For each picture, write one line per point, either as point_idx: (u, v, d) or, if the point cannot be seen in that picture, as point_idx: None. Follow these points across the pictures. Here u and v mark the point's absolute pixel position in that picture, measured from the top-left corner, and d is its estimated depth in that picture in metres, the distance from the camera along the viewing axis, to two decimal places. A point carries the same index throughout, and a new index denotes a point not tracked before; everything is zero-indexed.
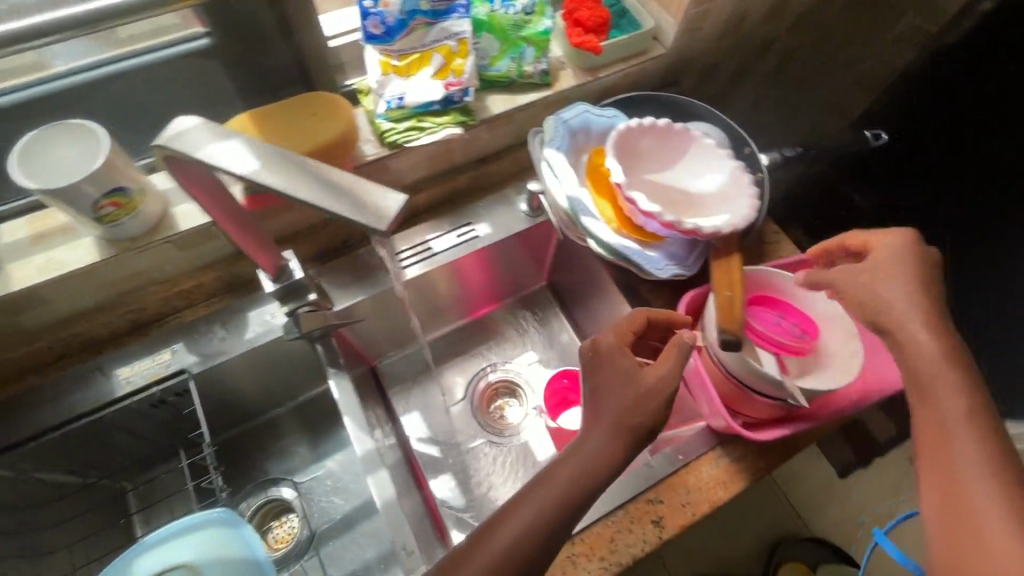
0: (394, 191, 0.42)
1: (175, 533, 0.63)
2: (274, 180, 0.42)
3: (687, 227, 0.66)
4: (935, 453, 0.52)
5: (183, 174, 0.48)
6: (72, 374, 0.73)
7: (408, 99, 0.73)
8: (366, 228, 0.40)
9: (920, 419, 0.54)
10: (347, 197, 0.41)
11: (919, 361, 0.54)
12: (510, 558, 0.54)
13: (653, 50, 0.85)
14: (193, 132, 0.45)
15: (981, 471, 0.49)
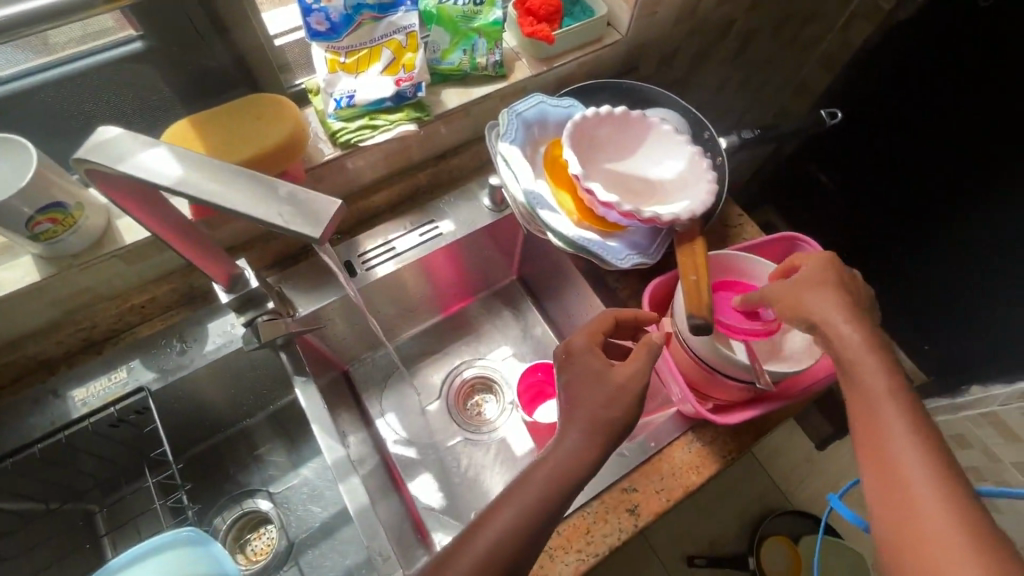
0: (330, 197, 0.41)
1: (139, 555, 0.60)
2: (192, 188, 0.41)
3: (647, 215, 0.65)
4: (869, 443, 0.51)
5: (113, 188, 0.46)
6: (21, 399, 0.69)
7: (358, 97, 0.71)
8: (305, 235, 0.39)
9: (853, 409, 0.53)
10: (282, 203, 0.40)
11: (845, 351, 0.54)
12: (486, 562, 0.52)
13: (609, 36, 0.85)
14: (114, 142, 0.43)
15: (912, 455, 0.48)
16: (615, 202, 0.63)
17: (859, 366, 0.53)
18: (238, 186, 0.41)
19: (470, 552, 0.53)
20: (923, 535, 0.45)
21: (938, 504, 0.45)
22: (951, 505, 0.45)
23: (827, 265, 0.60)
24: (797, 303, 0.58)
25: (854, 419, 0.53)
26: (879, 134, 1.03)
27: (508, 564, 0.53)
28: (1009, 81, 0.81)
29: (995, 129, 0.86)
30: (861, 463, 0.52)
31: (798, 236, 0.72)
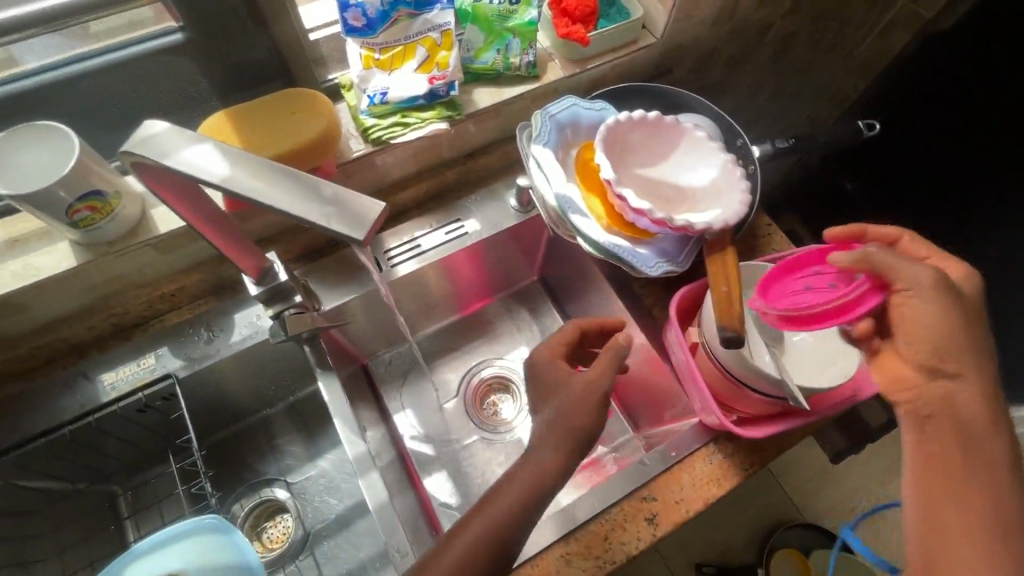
0: (373, 199, 0.41)
1: (162, 542, 0.61)
2: (243, 188, 0.41)
3: (680, 224, 0.64)
4: (951, 481, 0.53)
5: (153, 180, 0.47)
6: (52, 381, 0.71)
7: (392, 94, 0.71)
8: (346, 236, 0.39)
9: (935, 447, 0.55)
10: (323, 202, 0.40)
11: (959, 400, 0.55)
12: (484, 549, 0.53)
13: (643, 39, 0.84)
14: (166, 136, 0.44)
15: (1001, 505, 0.51)
16: (648, 210, 0.62)
17: (968, 416, 0.55)
18: (286, 185, 0.42)
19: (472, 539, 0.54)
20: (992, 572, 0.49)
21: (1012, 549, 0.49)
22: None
23: (956, 267, 0.60)
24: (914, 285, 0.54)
25: (936, 456, 0.55)
26: (910, 144, 1.01)
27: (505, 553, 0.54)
28: (1008, 81, 0.85)
29: (996, 129, 0.89)
30: (928, 493, 0.54)
31: None
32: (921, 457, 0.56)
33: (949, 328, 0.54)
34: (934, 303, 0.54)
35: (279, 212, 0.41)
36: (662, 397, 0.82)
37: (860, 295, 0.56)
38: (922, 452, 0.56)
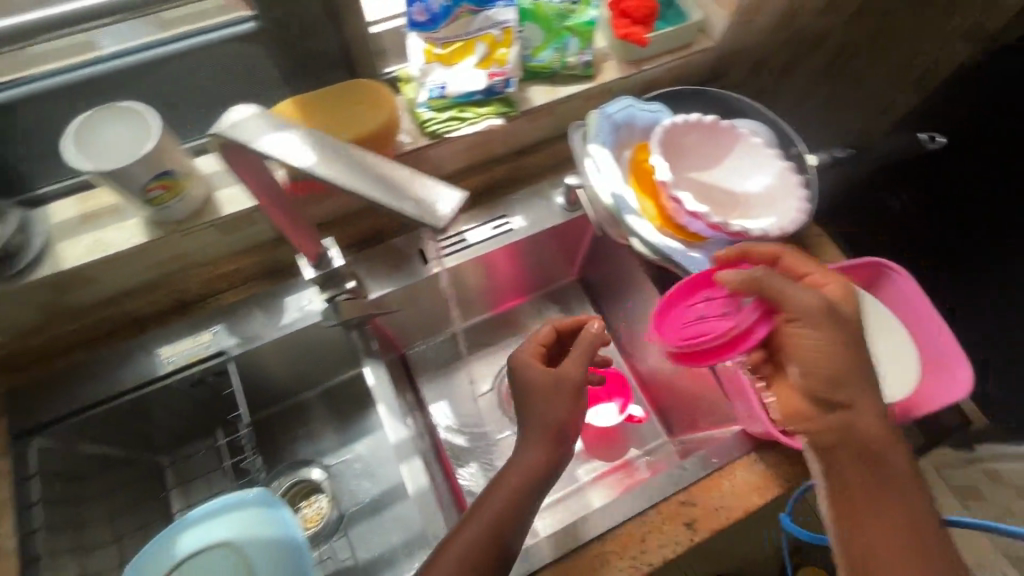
0: (454, 187, 0.41)
1: (210, 513, 0.62)
2: (332, 171, 0.41)
3: (735, 229, 0.64)
4: (867, 516, 0.54)
5: (236, 162, 0.48)
6: (113, 352, 0.74)
7: (450, 89, 0.72)
8: (428, 223, 0.39)
9: (843, 481, 0.56)
10: (406, 191, 0.40)
11: (864, 439, 0.55)
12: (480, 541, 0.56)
13: (700, 42, 0.83)
14: (256, 120, 0.44)
15: (917, 531, 0.53)
16: (705, 213, 0.62)
17: (877, 444, 0.55)
18: (373, 171, 0.42)
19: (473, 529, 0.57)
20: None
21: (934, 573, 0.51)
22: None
23: (813, 279, 0.60)
24: (794, 309, 0.55)
25: (845, 493, 0.55)
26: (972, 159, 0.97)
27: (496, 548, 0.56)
28: None
29: None
30: (850, 533, 0.55)
31: (885, 263, 0.69)
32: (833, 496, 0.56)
33: (845, 354, 0.55)
34: (823, 330, 0.55)
35: (365, 199, 0.41)
36: (703, 406, 0.82)
37: (750, 321, 0.58)
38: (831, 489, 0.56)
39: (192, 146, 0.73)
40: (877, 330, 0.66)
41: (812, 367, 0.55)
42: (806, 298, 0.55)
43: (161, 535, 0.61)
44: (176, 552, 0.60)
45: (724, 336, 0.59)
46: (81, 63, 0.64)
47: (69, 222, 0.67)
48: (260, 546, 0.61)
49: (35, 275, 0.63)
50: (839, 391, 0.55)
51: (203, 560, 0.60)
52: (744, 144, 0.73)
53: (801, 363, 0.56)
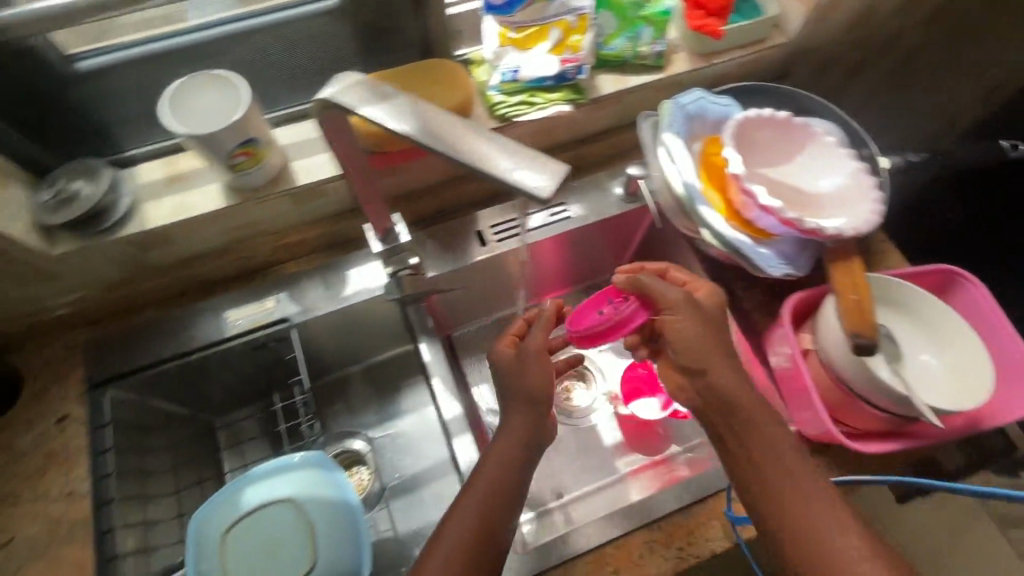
0: (557, 161, 0.41)
1: (271, 471, 0.64)
2: (437, 139, 0.42)
3: (809, 226, 0.63)
4: (784, 506, 0.52)
5: (335, 132, 0.50)
6: (184, 313, 0.77)
7: (523, 73, 0.73)
8: (535, 194, 0.39)
9: (747, 470, 0.54)
10: (512, 160, 0.41)
11: (735, 405, 0.57)
12: (476, 517, 0.56)
13: (773, 38, 0.82)
14: (363, 85, 0.46)
15: (832, 507, 0.51)
16: (778, 208, 0.62)
17: (742, 418, 0.56)
18: (476, 140, 0.42)
19: (473, 510, 0.56)
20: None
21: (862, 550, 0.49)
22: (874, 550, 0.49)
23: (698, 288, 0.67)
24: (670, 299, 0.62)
25: (753, 484, 0.54)
26: None
27: (485, 531, 0.55)
28: None
29: None
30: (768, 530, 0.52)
31: (957, 270, 0.67)
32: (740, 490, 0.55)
33: (714, 341, 0.60)
34: (690, 317, 0.61)
35: (471, 167, 0.41)
36: None
37: (630, 313, 0.66)
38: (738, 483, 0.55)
39: (274, 116, 0.74)
40: (948, 338, 0.64)
41: (684, 350, 0.59)
42: (670, 291, 0.63)
43: (227, 487, 0.64)
44: (241, 504, 0.63)
45: (608, 324, 0.67)
46: (179, 32, 0.67)
47: (155, 183, 0.70)
48: (320, 506, 0.62)
49: (122, 233, 0.66)
50: (697, 371, 0.59)
51: (266, 514, 0.62)
52: (816, 142, 0.72)
53: (675, 347, 0.60)
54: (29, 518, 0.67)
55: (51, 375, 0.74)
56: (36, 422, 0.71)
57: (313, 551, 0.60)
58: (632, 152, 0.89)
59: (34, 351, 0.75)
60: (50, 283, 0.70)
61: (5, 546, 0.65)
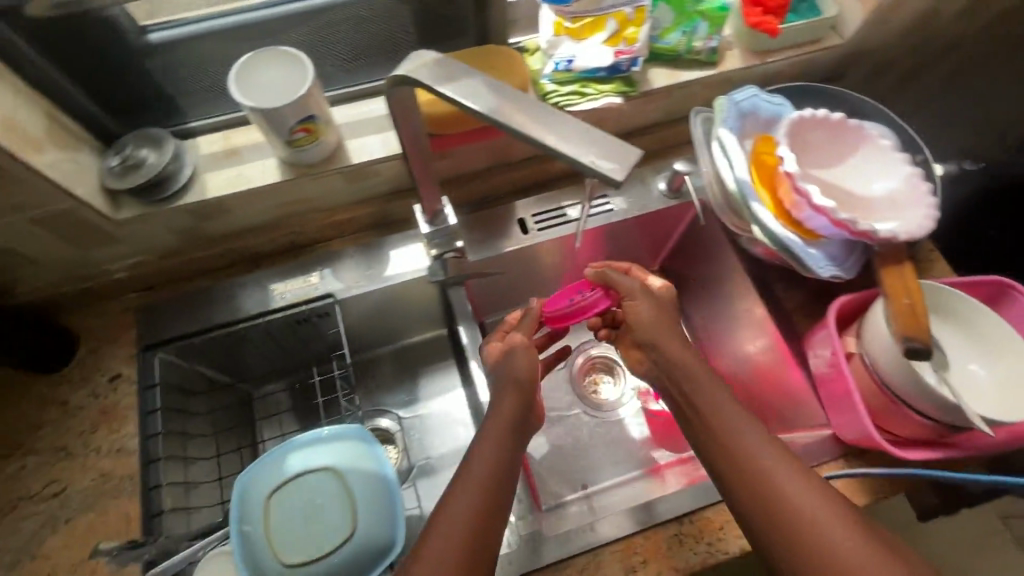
0: (631, 146, 0.41)
1: (315, 440, 0.66)
2: (513, 120, 0.43)
3: (862, 228, 0.62)
4: (746, 474, 0.54)
5: (403, 107, 0.52)
6: (231, 283, 0.79)
7: (577, 63, 0.74)
8: (609, 177, 0.40)
9: (711, 441, 0.58)
10: (585, 143, 0.41)
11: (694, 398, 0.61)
12: (472, 509, 0.54)
13: (829, 39, 0.81)
14: (436, 64, 0.47)
15: (794, 473, 0.53)
16: (832, 209, 0.61)
17: (709, 397, 0.60)
18: (550, 122, 0.43)
19: (472, 495, 0.55)
20: (827, 551, 0.49)
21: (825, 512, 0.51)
22: (836, 512, 0.51)
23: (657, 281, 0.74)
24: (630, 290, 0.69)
25: (717, 454, 0.57)
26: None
27: (478, 524, 0.53)
28: None
29: None
30: (732, 497, 0.55)
31: (1010, 282, 0.65)
32: (706, 462, 0.58)
33: (668, 323, 0.66)
34: (647, 303, 0.68)
35: (545, 148, 0.42)
36: (784, 411, 0.80)
37: (594, 301, 0.71)
38: (704, 455, 0.58)
39: (332, 95, 0.78)
40: (1000, 350, 0.63)
41: (641, 330, 0.66)
42: (631, 282, 0.69)
43: (270, 454, 0.66)
44: (285, 471, 0.65)
45: (574, 310, 0.72)
46: (247, 8, 0.69)
47: (214, 155, 0.73)
48: (360, 477, 0.64)
49: (183, 201, 0.69)
50: (650, 346, 0.65)
51: (308, 481, 0.64)
52: (869, 146, 0.71)
53: (634, 329, 0.66)
54: (80, 470, 0.69)
55: (106, 335, 0.76)
56: (90, 378, 0.74)
57: (353, 519, 0.62)
58: (677, 148, 0.89)
59: (90, 312, 0.78)
60: (110, 246, 0.72)
61: (58, 495, 0.68)
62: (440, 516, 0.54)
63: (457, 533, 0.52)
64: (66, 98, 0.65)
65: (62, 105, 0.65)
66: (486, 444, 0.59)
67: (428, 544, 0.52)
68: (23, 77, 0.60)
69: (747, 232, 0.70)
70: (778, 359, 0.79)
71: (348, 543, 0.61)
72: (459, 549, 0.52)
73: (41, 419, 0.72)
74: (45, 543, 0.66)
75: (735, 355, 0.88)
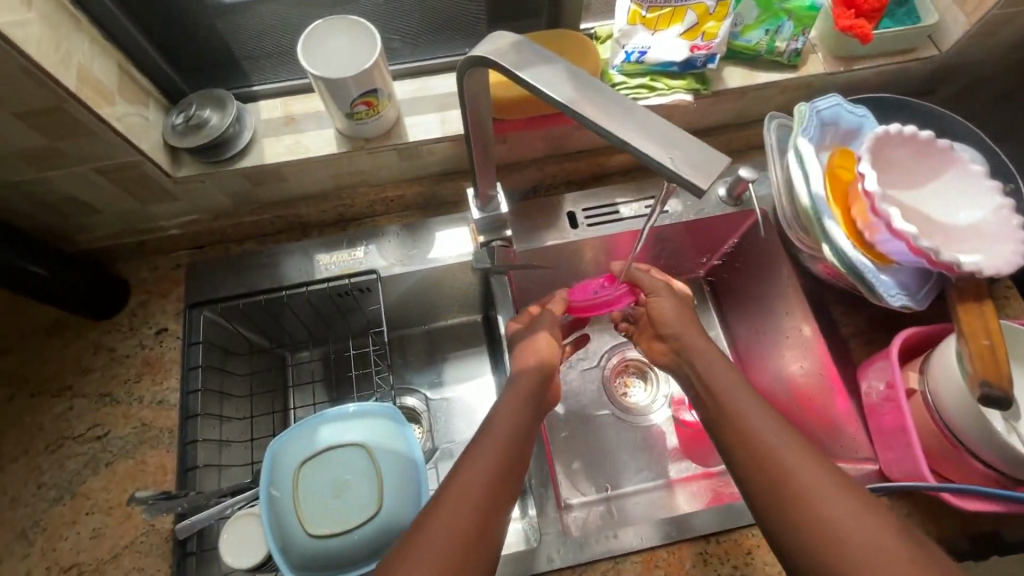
0: (716, 151, 0.39)
1: (349, 415, 0.66)
2: (591, 113, 0.41)
3: (943, 259, 0.58)
4: (762, 469, 0.51)
5: (472, 88, 0.51)
6: (278, 248, 0.79)
7: (650, 55, 0.70)
8: (693, 184, 0.37)
9: (732, 443, 0.54)
10: (669, 145, 0.39)
11: (719, 396, 0.58)
12: (472, 515, 0.49)
13: (924, 49, 0.75)
14: (515, 50, 0.45)
15: (816, 472, 0.49)
16: (913, 235, 0.57)
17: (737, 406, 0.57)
18: (630, 119, 0.41)
19: (482, 464, 0.53)
20: (846, 552, 0.44)
21: (849, 514, 0.46)
22: (867, 519, 0.45)
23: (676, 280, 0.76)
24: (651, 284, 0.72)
25: (738, 453, 0.53)
26: None
27: (477, 529, 0.49)
28: None
29: None
30: (751, 497, 0.51)
31: None
32: (729, 463, 0.54)
33: (685, 327, 0.66)
34: (669, 299, 0.70)
35: (625, 146, 0.40)
36: (824, 439, 0.76)
37: (619, 296, 0.73)
38: (728, 456, 0.55)
39: (396, 69, 0.77)
40: None
41: (663, 323, 0.68)
42: (654, 279, 0.72)
43: (304, 423, 0.66)
44: (316, 440, 0.65)
45: (601, 303, 0.73)
46: None
47: (274, 121, 0.73)
48: (388, 457, 0.64)
49: (240, 165, 0.70)
50: (672, 337, 0.67)
51: (338, 454, 0.63)
52: (958, 170, 0.66)
53: (656, 323, 0.69)
54: (123, 417, 0.71)
55: (156, 288, 0.78)
56: (139, 329, 0.76)
57: (379, 500, 0.61)
58: (742, 153, 0.85)
59: (142, 264, 0.80)
60: (166, 203, 0.73)
61: (101, 439, 0.70)
62: (434, 514, 0.49)
63: (457, 527, 0.48)
64: (138, 53, 0.66)
65: (133, 59, 0.65)
66: (524, 442, 0.57)
67: (412, 546, 0.47)
68: (101, 29, 0.61)
69: (816, 249, 0.66)
70: (825, 385, 0.74)
71: (371, 522, 0.60)
72: (449, 551, 0.47)
73: (89, 363, 0.74)
74: (87, 483, 0.68)
75: (777, 375, 0.84)
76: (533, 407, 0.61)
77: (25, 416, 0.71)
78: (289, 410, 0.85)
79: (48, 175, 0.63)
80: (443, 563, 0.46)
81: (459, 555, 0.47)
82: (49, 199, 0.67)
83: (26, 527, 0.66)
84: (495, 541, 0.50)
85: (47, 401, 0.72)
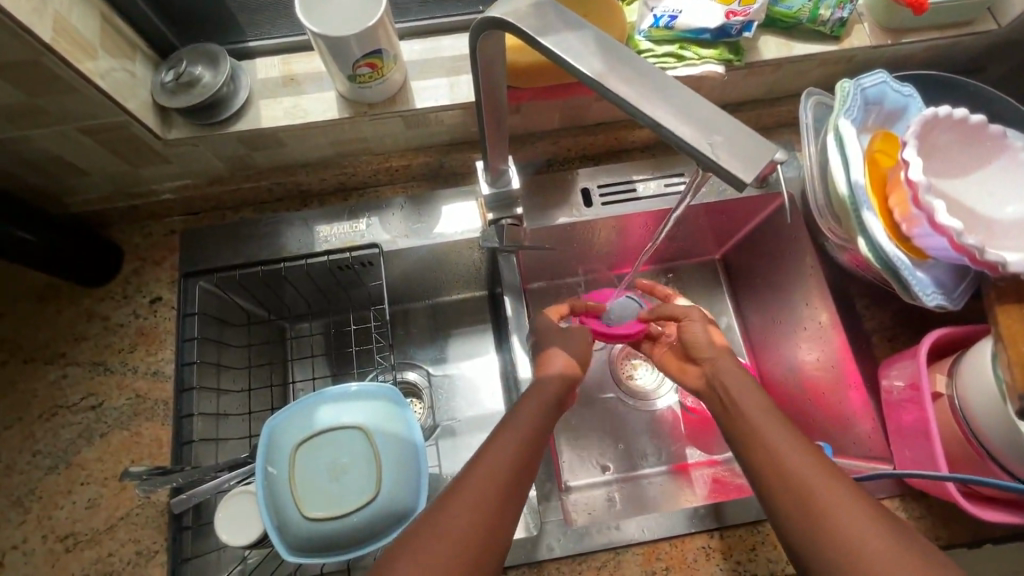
0: (765, 140, 0.34)
1: (349, 395, 0.63)
2: (619, 87, 0.37)
3: (987, 258, 0.53)
4: (774, 473, 0.49)
5: (488, 55, 0.46)
6: (277, 217, 0.75)
7: (681, 20, 0.65)
8: (734, 176, 0.33)
9: (756, 447, 0.52)
10: (709, 130, 0.35)
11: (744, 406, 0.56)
12: (491, 505, 0.48)
13: (981, 23, 0.69)
14: (537, 12, 0.40)
15: (824, 477, 0.47)
16: (958, 231, 0.52)
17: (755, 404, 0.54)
18: (666, 97, 0.36)
19: (502, 459, 0.51)
20: (853, 551, 0.43)
21: (863, 516, 0.44)
22: (879, 525, 0.44)
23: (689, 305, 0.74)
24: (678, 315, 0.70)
25: (758, 450, 0.52)
26: None
27: (492, 523, 0.47)
28: None
29: None
30: (764, 497, 0.50)
31: None
32: (748, 469, 0.52)
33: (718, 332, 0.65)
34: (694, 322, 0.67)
35: (658, 128, 0.36)
36: (836, 433, 0.74)
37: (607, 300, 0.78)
38: (748, 461, 0.52)
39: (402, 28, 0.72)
40: None
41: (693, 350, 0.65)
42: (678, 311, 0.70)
43: (305, 402, 0.64)
44: (314, 420, 0.63)
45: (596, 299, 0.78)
46: None
47: (272, 81, 0.69)
48: (388, 440, 0.61)
49: (235, 127, 0.66)
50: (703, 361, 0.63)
51: (337, 436, 0.61)
52: (1008, 160, 0.61)
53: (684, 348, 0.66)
54: (117, 388, 0.70)
55: (150, 255, 0.75)
56: (132, 297, 0.73)
57: (377, 484, 0.59)
58: (770, 131, 0.79)
59: (136, 229, 0.76)
60: (158, 165, 0.69)
61: (96, 409, 0.69)
62: (463, 495, 0.48)
63: (465, 526, 0.46)
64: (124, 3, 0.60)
65: (120, 10, 0.61)
66: (535, 438, 0.54)
67: (426, 535, 0.45)
68: None
69: (851, 241, 0.62)
70: (842, 379, 0.72)
71: (367, 506, 0.58)
72: (465, 541, 0.45)
73: (83, 330, 0.72)
74: (81, 454, 0.67)
75: (792, 363, 0.80)
76: (554, 409, 0.59)
77: (18, 383, 0.70)
78: (287, 382, 0.83)
79: (31, 134, 0.59)
80: (452, 556, 0.44)
81: (469, 548, 0.45)
82: (33, 159, 0.63)
83: (21, 496, 0.65)
84: (510, 533, 0.48)
85: (41, 368, 0.70)
